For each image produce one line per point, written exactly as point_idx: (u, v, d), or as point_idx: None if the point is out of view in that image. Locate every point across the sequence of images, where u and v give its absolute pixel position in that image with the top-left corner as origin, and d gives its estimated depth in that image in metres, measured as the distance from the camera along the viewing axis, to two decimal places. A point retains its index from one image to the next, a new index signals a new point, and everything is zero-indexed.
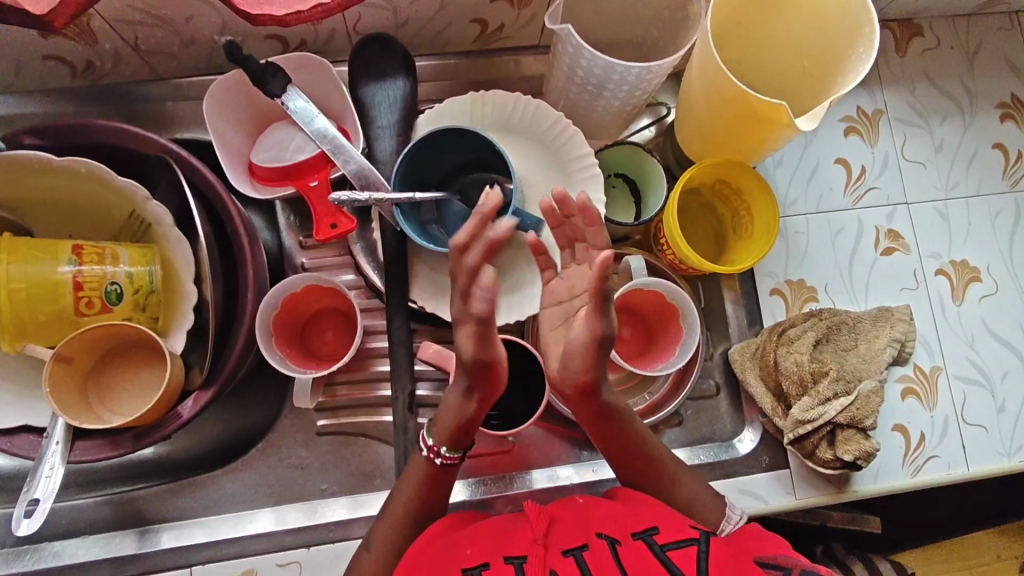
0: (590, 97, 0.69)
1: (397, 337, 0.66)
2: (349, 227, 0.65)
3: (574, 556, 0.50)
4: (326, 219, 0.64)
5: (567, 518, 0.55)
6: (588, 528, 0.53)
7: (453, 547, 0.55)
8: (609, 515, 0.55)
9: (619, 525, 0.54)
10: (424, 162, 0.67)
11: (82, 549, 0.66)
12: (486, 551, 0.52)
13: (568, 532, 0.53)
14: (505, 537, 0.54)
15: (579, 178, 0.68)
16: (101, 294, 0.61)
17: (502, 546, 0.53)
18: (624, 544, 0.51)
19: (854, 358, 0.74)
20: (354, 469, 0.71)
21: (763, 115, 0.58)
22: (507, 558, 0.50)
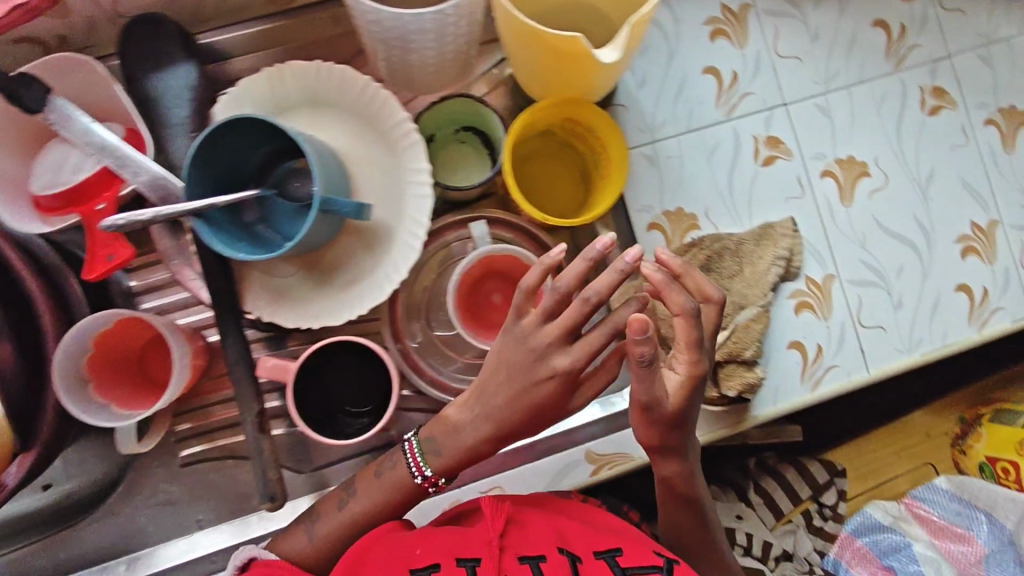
0: (399, 52, 0.60)
1: (233, 357, 0.60)
2: (128, 257, 0.55)
3: (531, 565, 0.54)
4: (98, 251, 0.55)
5: (531, 520, 0.59)
6: (551, 541, 0.57)
7: (404, 540, 0.57)
8: (573, 528, 0.60)
9: (584, 537, 0.59)
10: (223, 160, 0.58)
11: None
12: (441, 549, 0.55)
13: (533, 537, 0.57)
14: (458, 535, 0.57)
15: (403, 147, 0.60)
16: None
17: (457, 542, 0.57)
18: (584, 563, 0.56)
19: (739, 284, 0.71)
20: (228, 493, 0.67)
21: (568, 52, 0.50)
22: (459, 560, 0.54)
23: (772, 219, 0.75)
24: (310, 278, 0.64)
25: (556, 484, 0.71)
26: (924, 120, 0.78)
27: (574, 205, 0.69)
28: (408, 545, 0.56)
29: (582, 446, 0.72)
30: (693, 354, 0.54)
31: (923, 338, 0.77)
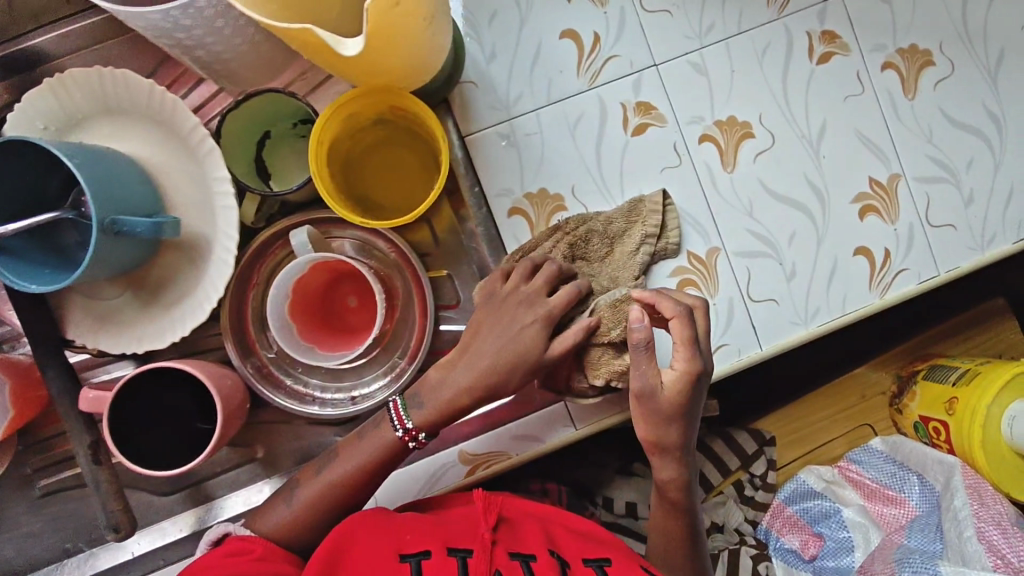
0: (186, 47, 0.55)
1: (57, 390, 0.58)
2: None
3: (521, 562, 0.55)
4: None
5: (524, 521, 0.61)
6: (542, 542, 0.58)
7: (389, 528, 0.58)
8: (562, 536, 0.61)
9: (574, 544, 0.60)
10: (12, 185, 0.55)
11: None
12: (431, 539, 0.57)
13: (524, 539, 0.58)
14: (451, 529, 0.59)
15: (205, 152, 0.57)
16: None
17: (444, 533, 0.58)
18: (573, 568, 0.57)
19: (604, 271, 0.66)
20: (88, 521, 0.65)
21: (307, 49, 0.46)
22: (451, 549, 0.56)
23: (646, 192, 0.69)
24: (136, 300, 0.60)
25: (431, 486, 0.69)
26: (812, 69, 0.71)
27: (419, 198, 0.65)
28: (396, 532, 0.58)
29: (455, 446, 0.69)
30: (690, 349, 0.55)
31: (820, 308, 0.71)
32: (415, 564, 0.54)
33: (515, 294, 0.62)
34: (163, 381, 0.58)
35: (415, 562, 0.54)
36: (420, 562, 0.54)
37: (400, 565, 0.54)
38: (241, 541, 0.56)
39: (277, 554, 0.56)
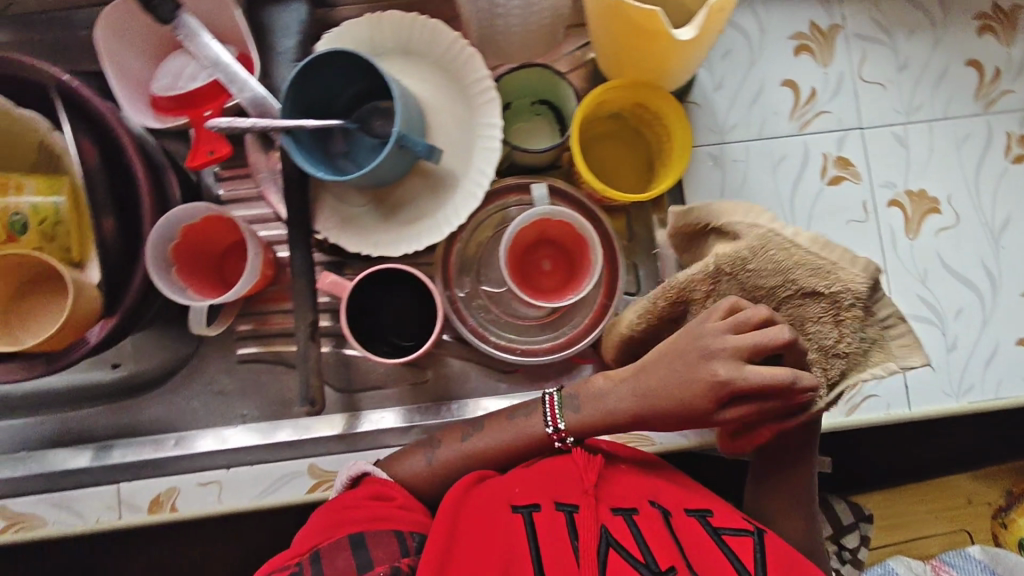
0: (490, 16, 0.65)
1: (298, 268, 0.66)
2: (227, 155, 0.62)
3: (624, 516, 0.55)
4: (202, 145, 0.62)
5: (622, 473, 0.59)
6: (643, 492, 0.58)
7: (495, 486, 0.58)
8: (662, 486, 0.59)
9: (676, 493, 0.59)
10: (318, 93, 0.64)
11: (29, 463, 0.73)
12: (537, 489, 0.57)
13: (625, 489, 0.57)
14: (553, 474, 0.58)
15: (479, 103, 0.65)
16: (7, 223, 0.64)
17: (546, 484, 0.57)
18: (676, 515, 0.56)
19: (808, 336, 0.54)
20: (273, 397, 0.75)
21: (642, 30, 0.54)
22: (559, 503, 0.55)
23: (829, 237, 0.75)
24: (377, 211, 0.68)
25: None
26: (1006, 166, 0.76)
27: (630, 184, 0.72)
28: (503, 486, 0.57)
29: None
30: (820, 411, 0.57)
31: (974, 385, 0.74)
32: (527, 516, 0.54)
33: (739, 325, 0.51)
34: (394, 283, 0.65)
35: (526, 514, 0.55)
36: (531, 513, 0.55)
37: (514, 518, 0.54)
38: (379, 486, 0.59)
39: (415, 501, 0.59)
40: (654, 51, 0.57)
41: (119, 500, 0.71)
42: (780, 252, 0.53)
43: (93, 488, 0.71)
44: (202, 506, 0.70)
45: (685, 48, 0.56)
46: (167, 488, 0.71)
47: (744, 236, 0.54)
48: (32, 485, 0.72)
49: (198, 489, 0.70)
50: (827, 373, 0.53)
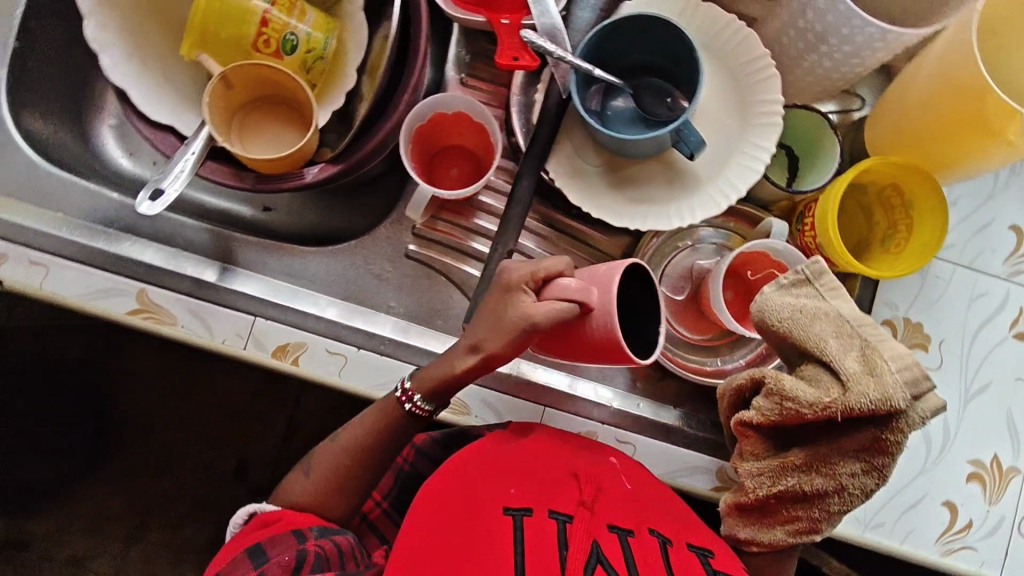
0: (804, 48, 0.63)
1: (519, 195, 0.66)
2: (530, 67, 0.63)
3: (620, 534, 0.53)
4: (510, 50, 0.63)
5: (615, 494, 0.57)
6: (642, 519, 0.56)
7: (487, 478, 0.57)
8: (658, 515, 0.58)
9: (677, 528, 0.58)
10: (610, 49, 0.65)
11: (171, 260, 0.71)
12: (534, 496, 0.55)
13: (620, 509, 0.56)
14: (552, 484, 0.57)
15: (754, 122, 0.64)
16: (279, 39, 0.64)
17: (547, 492, 0.55)
18: (676, 545, 0.55)
19: (832, 448, 0.55)
20: (425, 302, 0.74)
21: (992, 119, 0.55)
22: (552, 511, 0.53)
23: (995, 384, 0.74)
24: (609, 176, 0.68)
25: (678, 475, 0.70)
26: None
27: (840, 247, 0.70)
28: (498, 487, 0.56)
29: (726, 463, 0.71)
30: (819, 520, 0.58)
31: None
32: (517, 519, 0.52)
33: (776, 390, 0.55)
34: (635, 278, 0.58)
35: (516, 516, 0.52)
36: (522, 517, 0.52)
37: (503, 520, 0.52)
38: (267, 513, 0.62)
39: (299, 514, 0.63)
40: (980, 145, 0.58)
41: (249, 333, 0.69)
42: (854, 353, 0.52)
43: (231, 310, 0.70)
44: (323, 373, 0.69)
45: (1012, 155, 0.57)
46: (297, 342, 0.69)
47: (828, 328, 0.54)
48: (171, 281, 0.70)
49: (325, 355, 0.69)
50: (831, 477, 0.55)
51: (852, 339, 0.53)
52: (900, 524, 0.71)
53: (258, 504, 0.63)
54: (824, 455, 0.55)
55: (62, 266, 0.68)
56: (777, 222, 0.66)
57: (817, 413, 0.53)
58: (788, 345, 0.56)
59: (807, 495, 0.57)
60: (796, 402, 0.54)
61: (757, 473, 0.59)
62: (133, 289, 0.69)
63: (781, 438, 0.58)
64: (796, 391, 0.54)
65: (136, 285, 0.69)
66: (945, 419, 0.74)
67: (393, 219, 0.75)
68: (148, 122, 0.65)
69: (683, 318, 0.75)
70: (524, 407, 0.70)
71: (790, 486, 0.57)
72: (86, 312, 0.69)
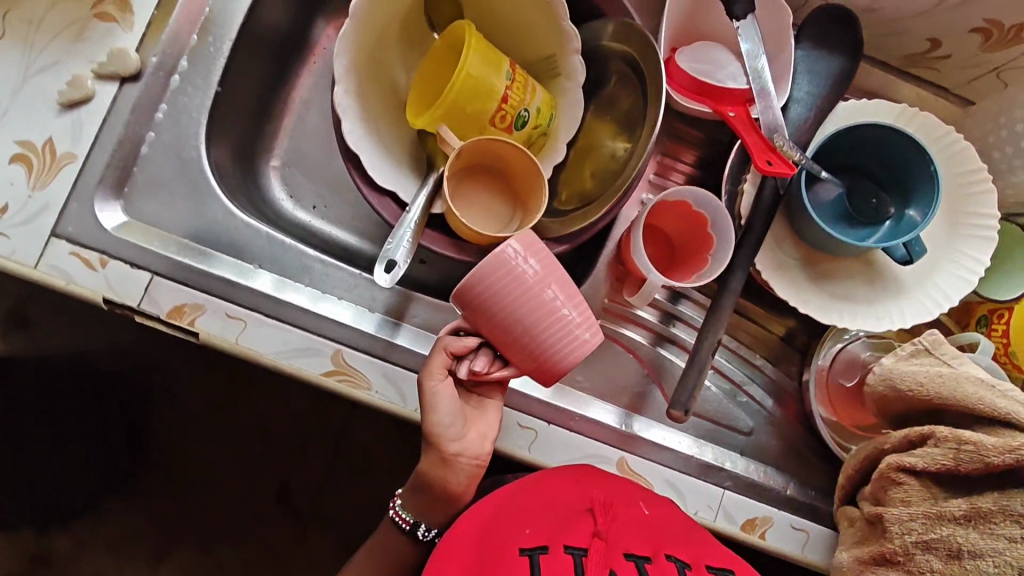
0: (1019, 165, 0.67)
1: (732, 287, 0.67)
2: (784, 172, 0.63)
3: (636, 563, 0.55)
4: (764, 155, 0.64)
5: (632, 520, 0.59)
6: (658, 545, 0.57)
7: (507, 520, 0.59)
8: (674, 535, 0.59)
9: (686, 545, 0.59)
10: (830, 150, 0.68)
11: (361, 321, 0.70)
12: (548, 533, 0.56)
13: (634, 535, 0.57)
14: (565, 517, 0.58)
15: (964, 232, 0.67)
16: (514, 115, 0.64)
17: (560, 528, 0.57)
18: (693, 569, 0.56)
19: (996, 505, 0.53)
20: (609, 379, 0.72)
21: None
22: (568, 546, 0.54)
23: None
24: (808, 271, 0.70)
25: None
26: None
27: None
28: (514, 528, 0.58)
29: None
30: None
31: None
32: (534, 559, 0.54)
33: (950, 434, 0.57)
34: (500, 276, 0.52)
35: (533, 556, 0.54)
36: (539, 557, 0.54)
37: (519, 563, 0.54)
38: None
39: None
40: None
41: None
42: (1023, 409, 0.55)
43: (418, 377, 0.67)
44: (511, 447, 0.65)
45: None
46: None
47: (982, 385, 0.58)
48: (363, 343, 0.68)
49: (514, 429, 0.65)
50: (990, 535, 0.53)
51: (1005, 398, 0.56)
52: None
53: None
54: (988, 510, 0.54)
55: (259, 321, 0.65)
56: (985, 341, 0.67)
57: (1001, 458, 0.53)
58: (934, 406, 0.61)
59: (960, 554, 0.54)
60: (961, 447, 0.56)
61: (901, 518, 0.58)
62: (329, 349, 0.66)
63: (938, 491, 0.57)
64: (964, 433, 0.56)
65: (332, 345, 0.66)
66: None
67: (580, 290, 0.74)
68: (372, 187, 0.64)
69: (846, 408, 0.75)
70: (708, 490, 0.68)
71: (940, 536, 0.55)
72: (279, 371, 0.65)
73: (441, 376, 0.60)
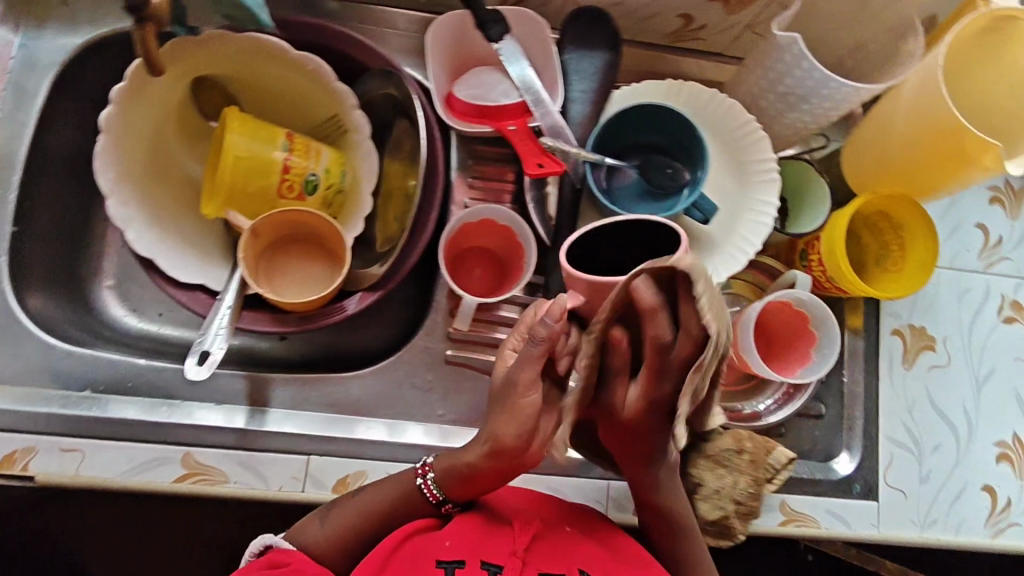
0: (784, 108, 0.70)
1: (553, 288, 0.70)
2: (553, 170, 0.68)
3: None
4: (534, 157, 0.68)
5: (553, 539, 0.59)
6: (570, 561, 0.57)
7: (435, 536, 0.59)
8: (590, 553, 0.59)
9: (599, 563, 0.58)
10: (611, 136, 0.70)
11: (211, 415, 0.70)
12: (468, 547, 0.57)
13: (550, 557, 0.57)
14: (487, 535, 0.58)
15: (755, 180, 0.70)
16: (302, 182, 0.66)
17: (482, 542, 0.57)
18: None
19: None
20: (473, 404, 0.74)
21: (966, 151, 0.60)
22: (483, 562, 0.55)
23: (999, 371, 0.82)
24: None
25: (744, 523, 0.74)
26: None
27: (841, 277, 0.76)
28: (436, 541, 0.58)
29: (781, 497, 0.76)
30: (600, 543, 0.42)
31: None
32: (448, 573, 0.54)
33: None
34: (607, 248, 0.55)
35: (448, 570, 0.54)
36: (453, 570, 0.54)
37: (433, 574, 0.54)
38: (280, 554, 0.60)
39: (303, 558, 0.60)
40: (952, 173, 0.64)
41: (305, 473, 0.69)
42: None
43: (281, 455, 0.70)
44: None
45: (987, 176, 0.62)
46: (356, 471, 0.70)
47: None
48: (215, 437, 0.70)
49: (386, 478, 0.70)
50: None
51: None
52: (951, 516, 0.78)
53: (273, 538, 0.62)
54: None
55: (98, 446, 0.67)
56: (801, 275, 0.72)
57: None
58: None
59: None
60: None
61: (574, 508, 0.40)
62: (177, 454, 0.68)
63: None
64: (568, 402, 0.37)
65: (179, 449, 0.68)
66: (966, 410, 0.80)
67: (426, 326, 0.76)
68: (178, 285, 0.65)
69: None
70: (588, 484, 0.72)
71: None
72: (132, 489, 0.67)
73: (535, 341, 0.55)
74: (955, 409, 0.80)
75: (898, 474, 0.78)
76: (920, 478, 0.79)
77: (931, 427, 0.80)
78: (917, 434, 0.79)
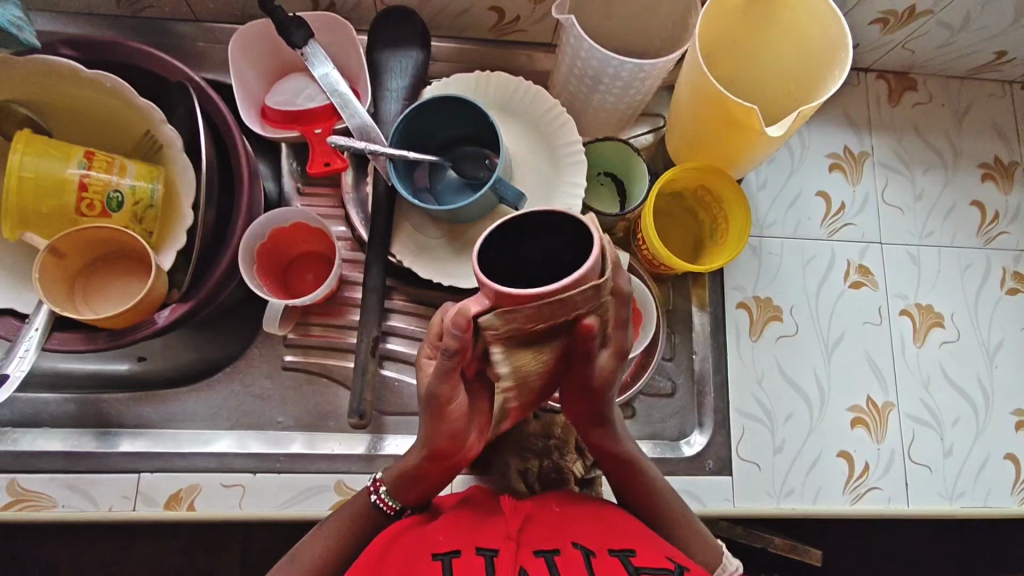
0: (587, 91, 0.71)
1: (372, 285, 0.70)
2: (342, 168, 0.70)
3: (545, 558, 0.51)
4: (319, 158, 0.70)
5: (545, 520, 0.56)
6: (565, 535, 0.54)
7: (423, 531, 0.56)
8: (586, 528, 0.56)
9: (597, 536, 0.55)
10: (422, 130, 0.70)
11: (40, 439, 0.70)
12: (460, 538, 0.53)
13: (545, 534, 0.54)
14: (479, 525, 0.55)
15: (564, 162, 0.71)
16: (103, 198, 0.66)
17: (471, 534, 0.53)
18: (598, 557, 0.52)
19: None
20: (311, 409, 0.75)
21: (740, 121, 0.62)
22: (479, 548, 0.51)
23: (849, 335, 0.82)
24: (450, 245, 0.72)
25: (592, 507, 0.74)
26: (1000, 297, 0.85)
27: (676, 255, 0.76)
28: (427, 537, 0.54)
29: None
30: None
31: (965, 491, 0.79)
32: (446, 563, 0.50)
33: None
34: (529, 247, 0.43)
35: (446, 561, 0.50)
36: (450, 560, 0.50)
37: (431, 567, 0.50)
38: None
39: None
40: (737, 142, 0.65)
41: (135, 491, 0.69)
42: None
43: (111, 475, 0.69)
44: (220, 509, 0.69)
45: (772, 143, 0.64)
46: (189, 485, 0.69)
47: None
48: (43, 462, 0.69)
49: (220, 490, 0.70)
50: None
51: None
52: (808, 485, 0.77)
53: None
54: None
55: None
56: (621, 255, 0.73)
57: None
58: None
59: None
60: None
61: None
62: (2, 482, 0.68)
63: None
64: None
65: (5, 477, 0.68)
66: (818, 378, 0.80)
67: (264, 334, 0.76)
68: None
69: None
70: None
71: None
72: None
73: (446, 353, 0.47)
74: (806, 377, 0.80)
75: (751, 447, 0.78)
76: (774, 449, 0.78)
77: (783, 396, 0.79)
78: (768, 405, 0.79)
